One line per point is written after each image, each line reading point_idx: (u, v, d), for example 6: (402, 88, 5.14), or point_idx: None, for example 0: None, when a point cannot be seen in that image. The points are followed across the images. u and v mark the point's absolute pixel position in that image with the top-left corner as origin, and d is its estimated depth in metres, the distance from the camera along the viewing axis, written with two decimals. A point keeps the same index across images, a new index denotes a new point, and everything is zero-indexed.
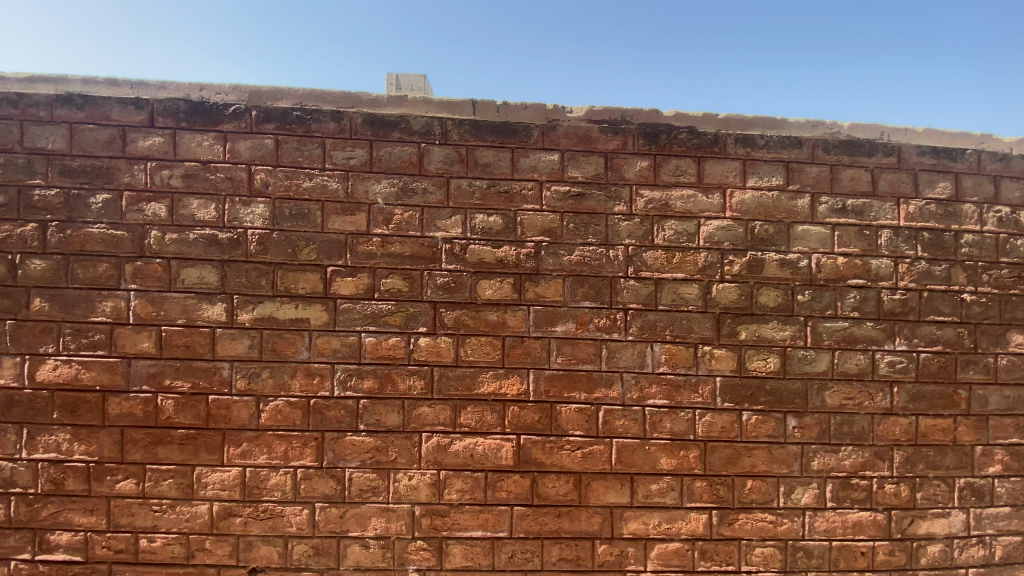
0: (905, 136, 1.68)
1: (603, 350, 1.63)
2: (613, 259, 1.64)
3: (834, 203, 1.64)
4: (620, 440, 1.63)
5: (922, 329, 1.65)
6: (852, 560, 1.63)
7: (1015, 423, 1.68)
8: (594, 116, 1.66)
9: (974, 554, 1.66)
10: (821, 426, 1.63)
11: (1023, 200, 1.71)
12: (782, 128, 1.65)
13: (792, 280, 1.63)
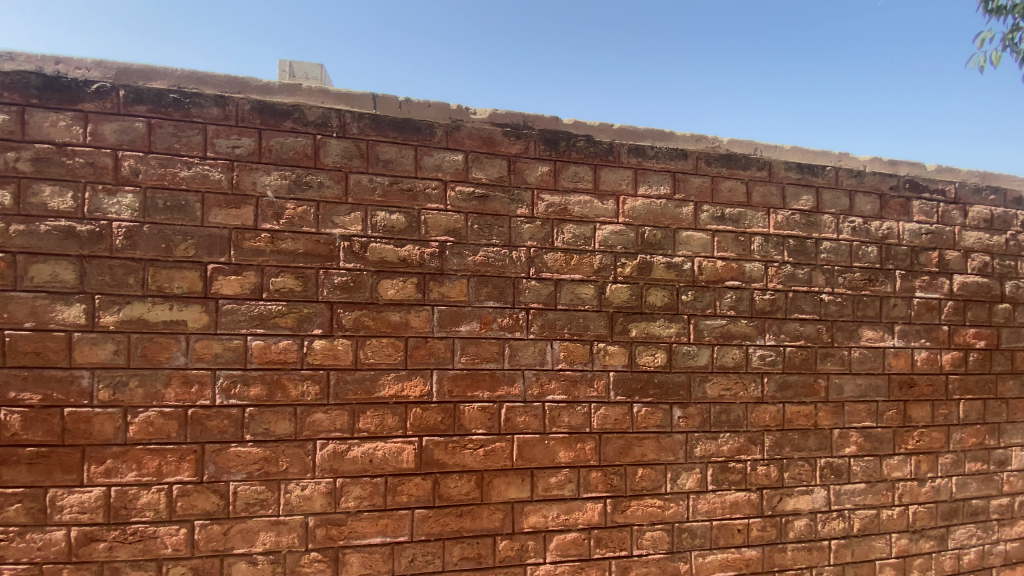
0: (775, 152, 1.81)
1: (506, 348, 1.61)
2: (516, 260, 1.63)
3: (714, 211, 1.74)
4: (521, 436, 1.62)
5: (787, 325, 1.77)
6: (730, 537, 1.72)
7: (868, 409, 1.85)
8: (497, 119, 1.64)
9: (836, 527, 1.80)
10: (703, 415, 1.70)
11: (873, 212, 1.88)
12: (671, 141, 1.72)
13: (676, 281, 1.71)
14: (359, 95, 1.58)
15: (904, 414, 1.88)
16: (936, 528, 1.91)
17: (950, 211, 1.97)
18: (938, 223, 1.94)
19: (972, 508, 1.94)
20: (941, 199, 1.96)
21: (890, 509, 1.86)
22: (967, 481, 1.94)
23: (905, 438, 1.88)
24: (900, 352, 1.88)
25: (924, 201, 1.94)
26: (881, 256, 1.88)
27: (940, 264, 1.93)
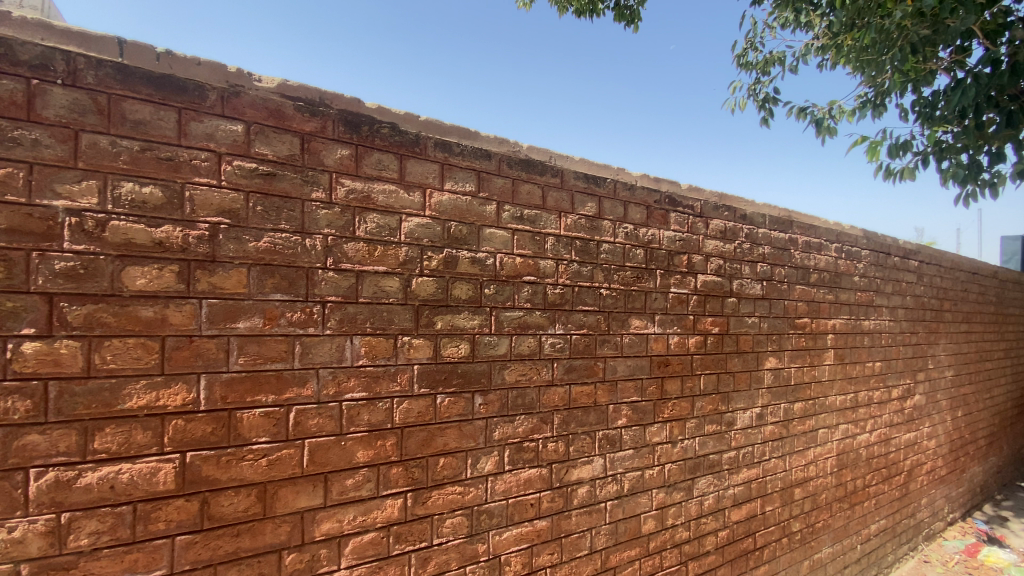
0: (568, 162, 1.89)
1: (296, 346, 1.36)
2: (310, 248, 1.37)
3: (515, 212, 1.74)
4: (314, 440, 1.38)
5: (574, 316, 1.88)
6: (523, 512, 1.74)
7: (635, 385, 2.04)
8: (288, 91, 1.37)
9: (609, 489, 1.94)
10: (502, 400, 1.69)
11: (642, 221, 2.08)
12: (475, 140, 1.65)
13: (480, 275, 1.65)
14: (99, 37, 1.16)
15: (661, 387, 2.11)
16: (685, 481, 2.18)
17: (697, 224, 2.25)
18: (688, 232, 2.22)
19: (710, 462, 2.26)
20: (690, 214, 2.23)
21: (651, 469, 2.07)
22: (706, 439, 2.25)
23: (661, 408, 2.11)
24: (659, 337, 2.11)
25: (678, 214, 2.19)
26: (647, 258, 2.09)
27: (688, 267, 2.21)
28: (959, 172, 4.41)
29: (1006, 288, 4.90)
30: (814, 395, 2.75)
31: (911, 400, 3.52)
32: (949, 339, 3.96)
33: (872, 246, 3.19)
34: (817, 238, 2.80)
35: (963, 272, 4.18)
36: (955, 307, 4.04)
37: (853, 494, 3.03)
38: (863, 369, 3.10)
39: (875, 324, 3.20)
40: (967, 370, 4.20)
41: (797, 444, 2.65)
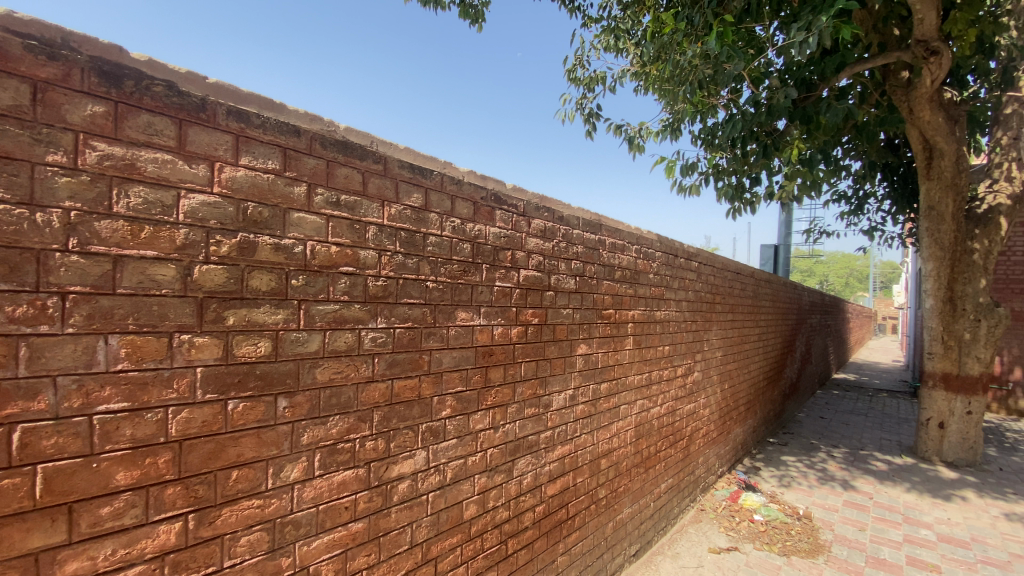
0: (392, 149, 1.81)
1: (21, 349, 1.06)
2: (43, 226, 1.08)
3: (329, 196, 1.60)
4: (51, 465, 1.10)
5: (397, 309, 1.80)
6: (336, 516, 1.64)
7: (461, 376, 2.07)
8: (12, 24, 1.07)
9: (432, 481, 1.95)
10: (311, 402, 1.56)
11: (470, 215, 2.10)
12: (281, 114, 1.50)
13: (286, 265, 1.48)
14: None
15: (485, 376, 2.18)
16: (506, 463, 2.30)
17: (520, 222, 2.37)
18: (512, 229, 2.32)
19: (529, 443, 2.42)
20: (514, 212, 2.33)
21: (474, 456, 2.13)
22: (526, 422, 2.40)
23: (485, 396, 2.18)
24: (485, 328, 2.17)
25: (504, 211, 2.28)
26: (473, 253, 2.11)
27: (512, 262, 2.31)
28: (729, 191, 5.45)
29: (759, 285, 6.18)
30: (617, 376, 3.13)
31: (691, 376, 4.23)
32: (720, 325, 4.86)
33: (664, 248, 3.74)
34: (621, 239, 3.18)
35: (731, 271, 5.17)
36: (725, 299, 4.97)
37: (647, 459, 3.53)
38: (656, 352, 3.63)
39: (665, 314, 3.76)
40: (732, 350, 5.20)
41: (603, 419, 2.99)
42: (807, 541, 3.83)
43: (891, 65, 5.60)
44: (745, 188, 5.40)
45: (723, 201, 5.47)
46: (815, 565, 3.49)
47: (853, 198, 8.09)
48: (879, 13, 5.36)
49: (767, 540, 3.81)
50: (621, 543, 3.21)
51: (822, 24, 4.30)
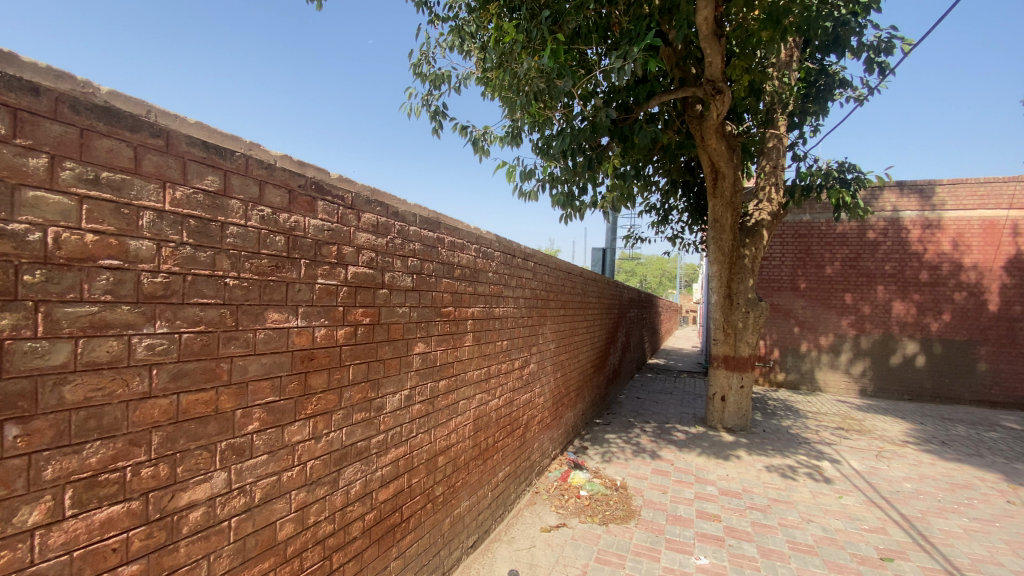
0: (176, 123, 1.54)
1: None
2: None
3: (83, 172, 1.30)
4: None
5: (184, 311, 1.53)
6: (101, 562, 1.36)
7: (271, 384, 1.86)
8: None
9: (236, 504, 1.73)
10: (58, 427, 1.25)
11: (283, 205, 1.89)
12: (9, 64, 1.17)
13: (15, 256, 1.17)
14: None
15: (303, 383, 2.00)
16: (329, 475, 2.15)
17: (347, 215, 2.22)
18: (337, 223, 2.16)
19: (357, 450, 2.30)
20: (339, 204, 2.18)
21: (289, 471, 1.94)
22: (354, 428, 2.28)
23: (304, 404, 2.00)
24: (302, 330, 1.98)
25: (327, 202, 2.11)
26: (288, 246, 1.91)
27: (338, 257, 2.15)
28: (562, 198, 5.91)
29: (587, 283, 6.81)
30: (455, 373, 3.16)
31: (527, 368, 4.48)
32: (553, 321, 5.23)
33: (502, 248, 3.89)
34: (459, 238, 3.21)
35: (563, 270, 5.60)
36: (557, 296, 5.36)
37: (485, 451, 3.63)
38: (494, 348, 3.75)
39: (503, 311, 3.91)
40: (563, 342, 5.64)
41: (440, 416, 2.99)
42: (622, 509, 4.33)
43: (689, 98, 6.62)
44: (576, 196, 5.90)
45: (557, 207, 5.91)
46: (628, 529, 3.96)
47: (661, 209, 9.42)
48: (680, 52, 6.29)
49: (590, 513, 4.21)
50: (458, 536, 3.26)
51: (635, 55, 4.90)
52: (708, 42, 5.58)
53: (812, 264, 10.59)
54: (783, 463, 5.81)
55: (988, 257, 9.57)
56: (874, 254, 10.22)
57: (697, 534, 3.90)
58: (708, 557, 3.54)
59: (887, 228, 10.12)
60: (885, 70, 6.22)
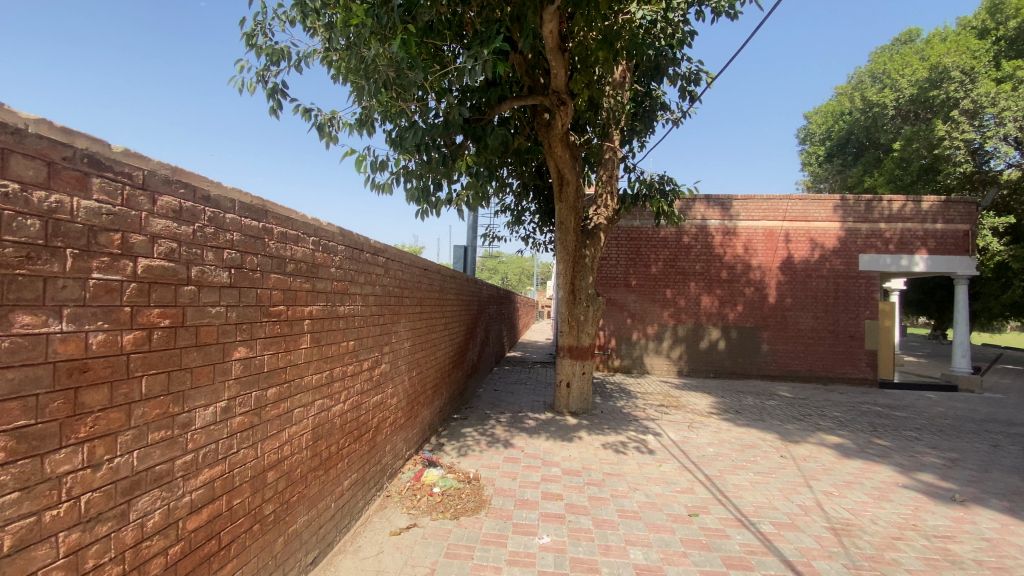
0: None
1: None
2: None
3: None
4: None
5: None
6: None
7: (23, 405, 1.49)
8: None
9: None
10: None
11: (41, 181, 1.53)
12: None
13: None
14: None
15: (74, 401, 1.64)
16: (115, 508, 1.80)
17: (139, 197, 1.87)
18: (123, 206, 1.81)
19: (155, 474, 1.97)
20: (128, 183, 1.83)
21: (55, 509, 1.59)
22: (150, 451, 1.94)
23: (76, 427, 1.65)
24: (71, 337, 1.62)
25: (106, 180, 1.74)
26: (47, 231, 1.54)
27: (123, 247, 1.79)
28: (417, 192, 5.79)
29: (444, 279, 6.79)
30: (289, 378, 2.89)
31: (378, 368, 4.30)
32: (407, 318, 5.10)
33: (347, 242, 3.66)
34: (293, 229, 2.94)
35: (418, 267, 5.49)
36: (412, 293, 5.24)
37: (327, 460, 3.39)
38: (338, 349, 3.52)
39: (348, 309, 3.69)
40: (419, 340, 5.53)
41: (268, 428, 2.70)
42: (473, 500, 4.41)
43: (538, 105, 6.97)
44: (432, 191, 5.83)
45: (411, 203, 5.77)
46: (478, 519, 4.05)
47: (514, 209, 9.79)
48: (529, 60, 6.59)
49: (441, 509, 4.21)
50: (294, 555, 2.99)
51: (485, 57, 4.99)
52: (553, 55, 5.95)
53: (641, 263, 12.02)
54: (616, 440, 6.49)
55: (767, 259, 11.83)
56: (687, 255, 11.96)
57: (541, 515, 4.15)
58: (550, 535, 3.79)
59: (697, 234, 11.92)
60: (694, 98, 7.27)
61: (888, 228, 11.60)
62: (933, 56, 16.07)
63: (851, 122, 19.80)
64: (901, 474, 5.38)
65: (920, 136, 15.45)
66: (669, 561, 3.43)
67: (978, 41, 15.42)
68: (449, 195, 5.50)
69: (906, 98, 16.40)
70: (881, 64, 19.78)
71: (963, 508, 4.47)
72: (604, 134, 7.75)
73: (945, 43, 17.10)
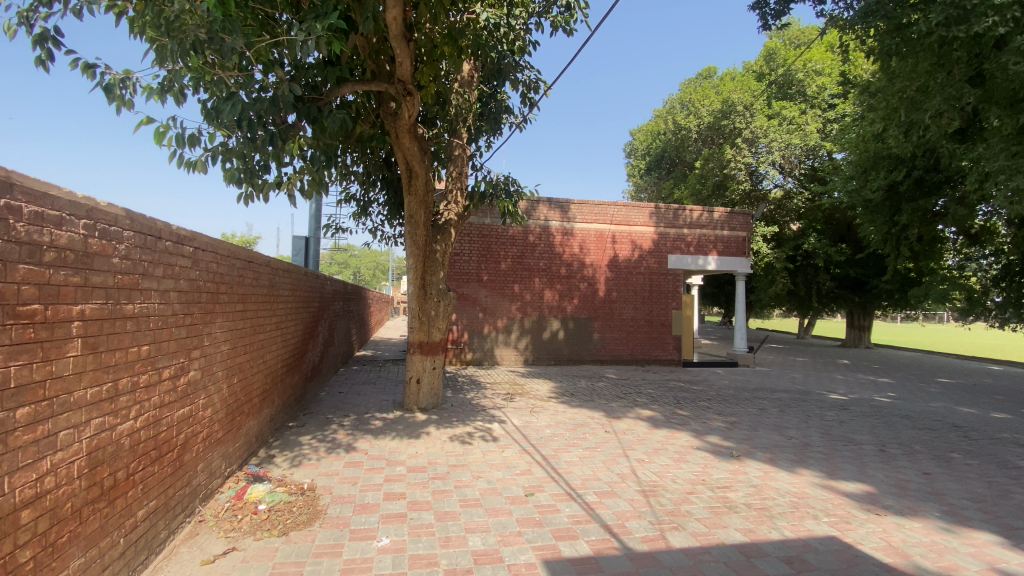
0: None
1: None
2: None
3: None
4: None
5: None
6: None
7: None
8: None
9: None
10: None
11: None
12: None
13: None
14: None
15: None
16: None
17: None
18: None
19: None
20: None
21: None
22: None
23: None
24: None
25: None
26: None
27: None
28: (240, 174, 5.12)
29: (275, 273, 6.14)
30: (50, 395, 2.33)
31: (185, 376, 3.72)
32: (225, 317, 4.50)
33: (136, 228, 3.07)
34: (55, 210, 2.37)
35: (239, 259, 4.87)
36: (231, 289, 4.64)
37: (112, 489, 2.82)
38: (125, 355, 2.94)
39: (140, 308, 3.11)
40: (241, 342, 4.93)
41: (21, 457, 2.16)
42: (306, 512, 4.09)
43: (383, 93, 6.69)
44: (259, 174, 5.22)
45: (231, 185, 5.08)
46: (310, 532, 3.77)
47: (361, 200, 9.29)
48: (373, 45, 6.29)
49: (268, 527, 3.82)
50: None
51: (320, 32, 4.61)
52: (397, 43, 5.77)
53: (490, 259, 12.40)
54: (462, 432, 6.60)
55: (599, 257, 13.13)
56: (533, 253, 12.69)
57: (381, 517, 4.02)
58: (389, 536, 3.69)
59: (541, 233, 12.73)
60: (534, 104, 7.68)
61: (691, 233, 13.75)
62: (725, 92, 19.51)
63: (666, 142, 23.04)
64: (697, 438, 6.44)
65: (715, 157, 18.81)
66: (506, 543, 3.60)
67: (754, 85, 19.15)
68: (279, 179, 4.97)
69: (705, 124, 19.65)
70: (688, 93, 23.34)
71: (739, 462, 5.51)
72: (452, 130, 7.75)
73: (732, 82, 20.86)
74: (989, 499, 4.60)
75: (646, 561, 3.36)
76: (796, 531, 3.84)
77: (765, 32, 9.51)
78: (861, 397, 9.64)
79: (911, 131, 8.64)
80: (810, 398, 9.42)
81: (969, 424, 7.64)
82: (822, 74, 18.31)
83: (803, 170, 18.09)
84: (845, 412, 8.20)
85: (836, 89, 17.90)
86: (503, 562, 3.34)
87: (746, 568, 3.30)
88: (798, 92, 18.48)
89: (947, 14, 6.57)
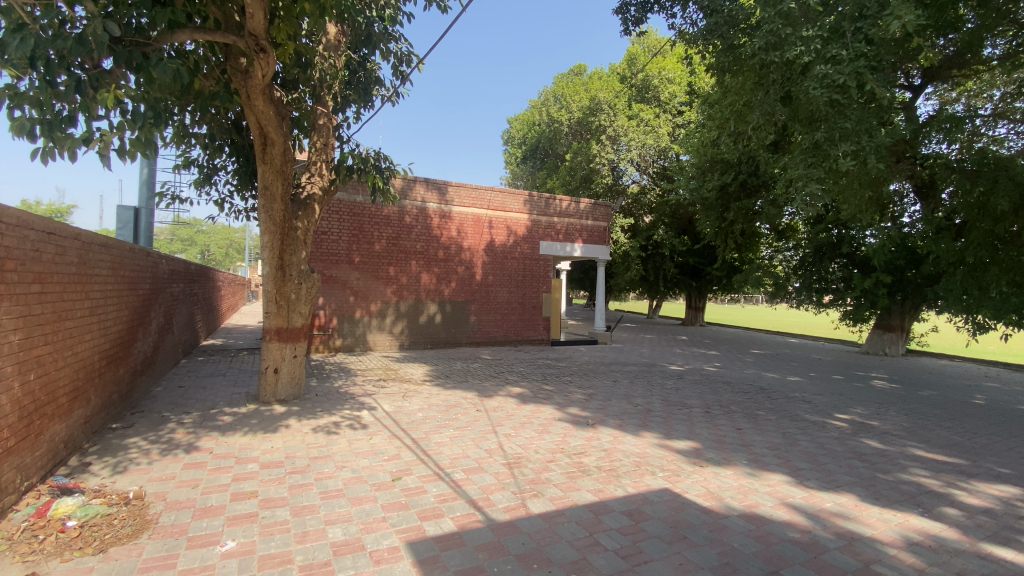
0: None
1: None
2: None
3: None
4: None
5: None
6: None
7: None
8: None
9: None
10: None
11: None
12: None
13: None
14: None
15: None
16: None
17: None
18: None
19: None
20: None
21: None
22: None
23: None
24: None
25: None
26: None
27: None
28: (35, 125, 4.14)
29: (87, 248, 5.14)
30: None
31: None
32: (14, 301, 3.66)
33: None
34: None
35: (34, 231, 3.98)
36: (23, 267, 3.78)
37: None
38: None
39: None
40: (39, 330, 4.06)
41: None
42: (131, 524, 3.54)
43: (230, 47, 5.93)
44: (63, 126, 4.27)
45: (21, 138, 4.09)
46: (136, 546, 3.28)
47: (206, 166, 8.16)
48: None
49: (78, 546, 3.23)
50: None
51: None
52: None
53: (363, 240, 11.80)
54: (327, 422, 6.24)
55: (475, 241, 13.26)
56: (409, 235, 12.37)
57: (227, 520, 3.65)
58: (236, 539, 3.37)
59: (417, 215, 12.43)
60: (405, 79, 7.39)
61: (561, 222, 14.51)
62: (593, 90, 20.76)
63: (540, 132, 23.89)
64: (560, 410, 6.89)
65: (583, 151, 19.98)
66: (368, 529, 3.51)
67: (618, 86, 20.61)
68: (90, 134, 4.12)
69: (574, 119, 20.72)
70: (561, 88, 24.44)
71: (594, 429, 6.02)
72: (315, 96, 7.11)
73: (599, 82, 22.25)
74: (782, 446, 5.64)
75: (507, 530, 3.52)
76: (637, 487, 4.33)
77: (626, 37, 10.26)
78: (694, 368, 11.17)
79: (740, 139, 9.98)
80: (656, 370, 10.65)
81: (772, 387, 9.29)
82: (674, 82, 20.34)
83: (655, 169, 20.06)
84: (682, 381, 9.41)
85: (684, 99, 20.08)
86: (365, 549, 3.25)
87: (594, 524, 3.63)
88: (653, 97, 20.38)
89: (768, 40, 7.73)
